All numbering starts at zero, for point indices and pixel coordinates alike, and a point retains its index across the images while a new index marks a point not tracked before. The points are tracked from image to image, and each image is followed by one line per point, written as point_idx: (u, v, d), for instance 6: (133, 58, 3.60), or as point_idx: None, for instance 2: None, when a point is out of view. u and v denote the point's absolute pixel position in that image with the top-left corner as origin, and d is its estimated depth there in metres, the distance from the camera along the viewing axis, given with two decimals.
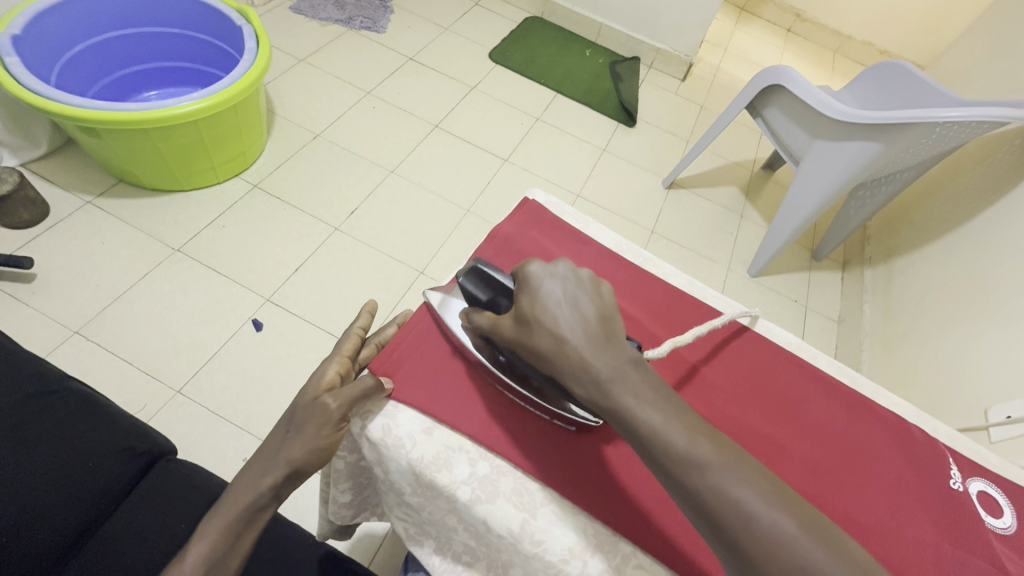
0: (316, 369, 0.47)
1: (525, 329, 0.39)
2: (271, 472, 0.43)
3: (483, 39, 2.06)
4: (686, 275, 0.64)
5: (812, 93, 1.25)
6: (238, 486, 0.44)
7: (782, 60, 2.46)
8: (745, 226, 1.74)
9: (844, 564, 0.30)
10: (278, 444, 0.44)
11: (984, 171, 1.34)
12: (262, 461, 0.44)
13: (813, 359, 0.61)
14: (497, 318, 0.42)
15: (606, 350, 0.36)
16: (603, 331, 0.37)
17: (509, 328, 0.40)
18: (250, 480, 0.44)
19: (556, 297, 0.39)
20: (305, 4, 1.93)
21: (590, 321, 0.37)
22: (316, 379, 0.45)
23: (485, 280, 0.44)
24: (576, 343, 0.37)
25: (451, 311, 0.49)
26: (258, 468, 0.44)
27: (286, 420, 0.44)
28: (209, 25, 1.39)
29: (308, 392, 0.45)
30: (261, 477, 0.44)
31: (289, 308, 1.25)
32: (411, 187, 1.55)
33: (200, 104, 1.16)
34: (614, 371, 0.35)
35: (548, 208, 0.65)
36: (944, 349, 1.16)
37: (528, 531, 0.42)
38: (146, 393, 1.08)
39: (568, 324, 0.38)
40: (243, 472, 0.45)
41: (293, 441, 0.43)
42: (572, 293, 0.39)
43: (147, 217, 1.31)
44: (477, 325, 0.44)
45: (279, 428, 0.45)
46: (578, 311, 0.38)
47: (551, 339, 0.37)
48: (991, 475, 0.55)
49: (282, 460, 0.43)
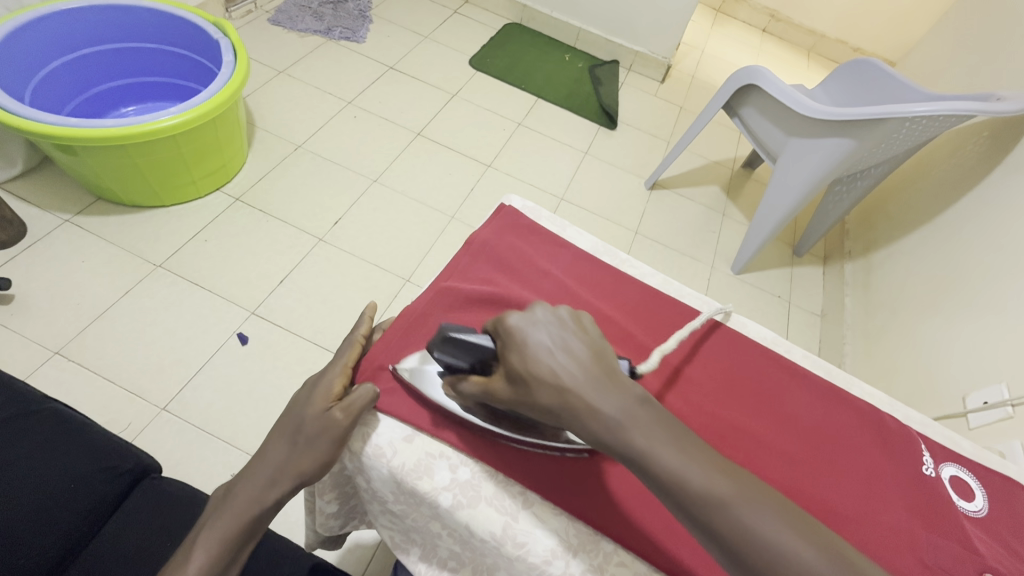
0: (319, 377, 0.47)
1: (521, 389, 0.37)
2: (274, 482, 0.43)
3: (463, 47, 2.07)
4: (662, 275, 0.65)
5: (785, 92, 1.27)
6: (234, 495, 0.43)
7: (758, 60, 2.50)
8: (727, 224, 1.77)
9: (810, 552, 0.31)
10: (279, 451, 0.43)
11: (953, 165, 1.38)
12: (259, 469, 0.43)
13: (787, 352, 0.62)
14: (489, 382, 0.40)
15: (613, 391, 0.35)
16: (601, 369, 0.36)
17: (505, 390, 0.39)
18: (248, 488, 0.43)
19: (544, 347, 0.37)
20: (283, 15, 1.93)
21: (587, 362, 0.37)
22: (320, 389, 0.45)
23: (460, 346, 0.42)
24: (578, 390, 0.35)
25: (428, 381, 0.46)
26: (255, 477, 0.43)
27: (288, 430, 0.44)
28: (187, 39, 1.39)
29: (314, 404, 0.44)
30: (261, 486, 0.43)
31: (275, 321, 1.24)
32: (395, 196, 1.55)
33: (178, 119, 1.16)
34: (625, 415, 0.34)
35: (525, 213, 0.66)
36: (922, 338, 1.19)
37: (510, 534, 0.42)
38: (130, 412, 1.07)
39: (567, 371, 0.36)
40: (238, 480, 0.44)
41: (299, 451, 0.43)
42: (560, 336, 0.38)
43: (129, 234, 1.30)
44: (467, 393, 0.42)
45: (276, 435, 0.44)
46: (571, 354, 0.37)
47: (552, 393, 0.36)
48: (963, 460, 0.56)
49: (287, 469, 0.43)
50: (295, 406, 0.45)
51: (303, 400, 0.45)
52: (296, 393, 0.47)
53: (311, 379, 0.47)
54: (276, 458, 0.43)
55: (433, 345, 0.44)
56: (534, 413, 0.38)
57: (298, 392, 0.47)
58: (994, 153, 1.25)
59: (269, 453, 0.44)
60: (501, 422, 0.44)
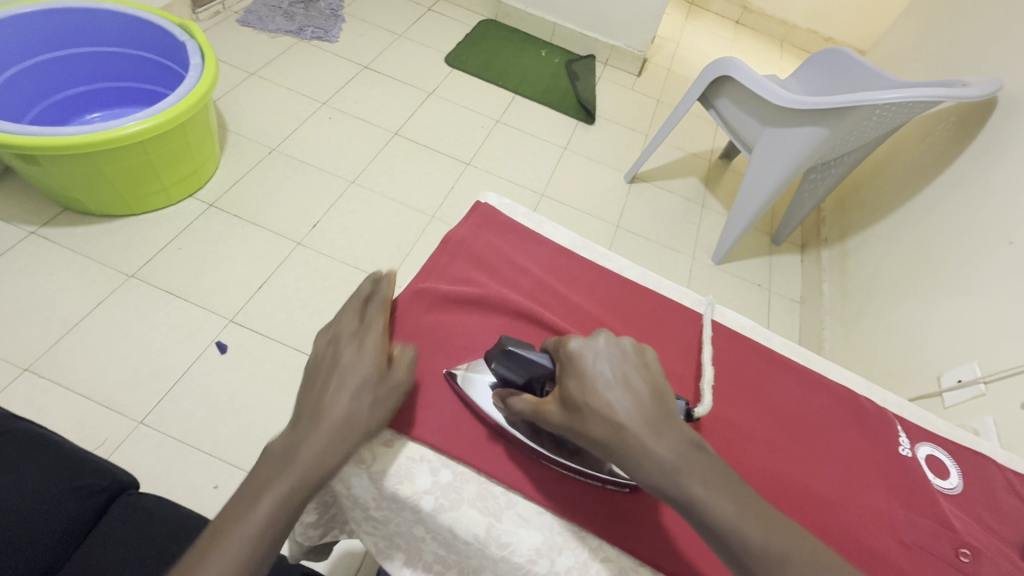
0: (368, 327, 0.45)
1: (574, 415, 0.37)
2: (268, 542, 0.35)
3: (438, 44, 2.05)
4: (641, 267, 0.65)
5: (758, 83, 1.29)
6: (276, 477, 0.37)
7: (732, 51, 2.53)
8: (707, 215, 1.78)
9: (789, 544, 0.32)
10: (274, 500, 0.36)
11: (922, 151, 1.41)
12: (317, 434, 0.39)
13: (766, 340, 0.63)
14: (540, 403, 0.40)
15: (671, 435, 0.35)
16: (659, 410, 0.36)
17: (556, 414, 0.39)
18: (219, 565, 0.33)
19: (605, 377, 0.38)
20: (252, 16, 1.89)
21: (645, 402, 0.37)
22: (375, 343, 0.44)
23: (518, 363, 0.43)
24: (635, 429, 0.35)
25: (479, 390, 0.46)
26: (233, 545, 0.34)
27: (354, 382, 0.42)
28: (153, 43, 1.35)
29: (373, 362, 0.43)
30: (319, 459, 0.38)
31: (254, 328, 1.22)
32: (374, 197, 1.53)
33: (146, 124, 1.12)
34: (680, 457, 0.34)
35: (501, 210, 0.65)
36: (898, 321, 1.21)
37: (494, 535, 0.42)
38: (106, 427, 1.04)
39: (624, 409, 0.36)
40: (196, 559, 0.34)
41: (371, 406, 0.42)
42: (621, 370, 0.38)
43: (98, 245, 1.26)
44: (516, 411, 0.42)
45: (275, 474, 0.37)
46: (631, 391, 0.37)
47: (607, 427, 0.36)
48: (937, 439, 0.57)
49: (355, 428, 0.40)
50: (349, 365, 0.42)
51: (354, 359, 0.43)
52: (336, 345, 0.43)
53: (345, 330, 0.44)
54: (339, 416, 0.40)
55: (491, 356, 0.44)
56: (582, 443, 0.37)
57: (337, 345, 0.43)
58: (961, 139, 1.28)
59: (286, 466, 0.37)
60: (543, 441, 0.44)
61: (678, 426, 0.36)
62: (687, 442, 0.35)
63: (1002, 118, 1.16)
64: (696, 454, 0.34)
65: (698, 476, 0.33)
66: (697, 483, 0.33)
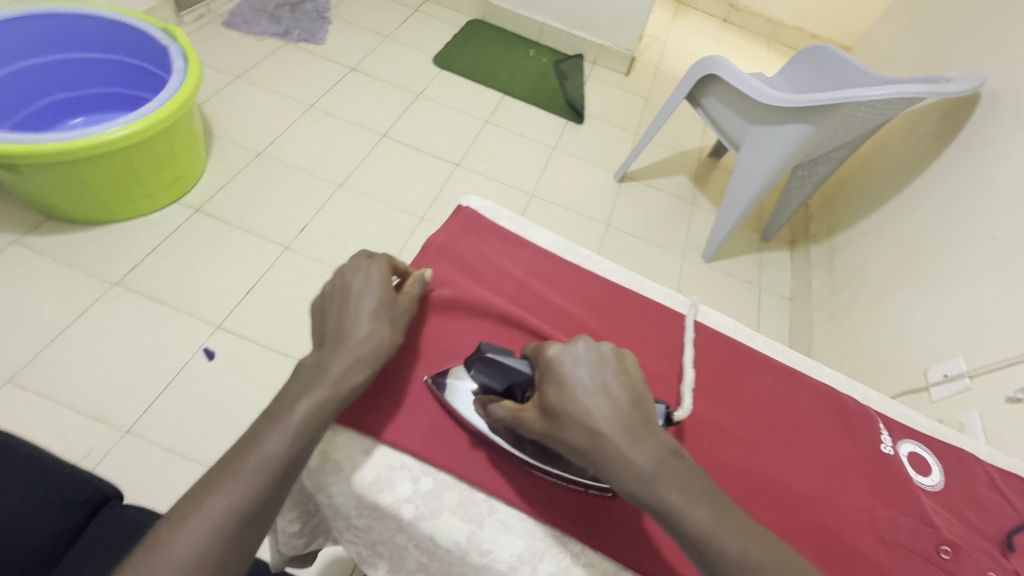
0: (370, 262, 0.50)
1: (553, 423, 0.37)
2: (281, 471, 0.39)
3: (426, 46, 2.04)
4: (624, 270, 0.65)
5: (744, 80, 1.29)
6: (308, 389, 0.42)
7: (719, 49, 2.54)
8: (696, 213, 1.79)
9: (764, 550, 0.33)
10: (289, 430, 0.40)
11: (907, 148, 1.42)
12: (342, 350, 0.45)
13: (750, 340, 0.63)
14: (521, 409, 0.40)
15: (649, 442, 0.35)
16: (638, 417, 0.36)
17: (535, 421, 0.38)
18: (239, 483, 0.38)
19: (584, 384, 0.37)
20: (237, 18, 1.87)
21: (624, 409, 0.36)
22: (379, 274, 0.50)
23: (498, 370, 0.43)
24: (612, 437, 0.35)
25: (461, 398, 0.46)
26: (250, 467, 0.38)
27: (367, 308, 0.47)
28: (135, 47, 1.33)
29: (381, 290, 0.49)
30: (343, 375, 0.44)
31: (242, 334, 1.21)
32: (362, 200, 1.52)
33: (128, 129, 1.11)
34: (658, 465, 0.34)
35: (483, 214, 0.65)
36: (885, 316, 1.22)
37: (475, 542, 0.41)
38: (92, 437, 1.02)
39: (602, 415, 0.36)
40: (217, 478, 0.38)
41: (387, 325, 0.48)
42: (600, 376, 0.38)
43: (81, 253, 1.24)
44: (497, 417, 0.41)
45: (289, 407, 0.41)
46: (610, 398, 0.37)
47: (586, 435, 0.36)
48: (920, 436, 0.58)
49: (374, 346, 0.46)
50: (359, 293, 0.48)
51: (362, 289, 0.48)
52: (344, 279, 0.49)
53: (350, 267, 0.50)
54: (360, 335, 0.46)
55: (471, 364, 0.45)
56: (561, 451, 0.37)
57: (345, 280, 0.49)
58: (945, 134, 1.29)
59: (307, 391, 0.42)
60: (525, 446, 0.43)
61: (657, 433, 0.36)
62: (665, 449, 0.35)
63: (984, 113, 1.17)
64: (674, 461, 0.35)
65: (676, 485, 0.34)
66: (674, 493, 0.34)
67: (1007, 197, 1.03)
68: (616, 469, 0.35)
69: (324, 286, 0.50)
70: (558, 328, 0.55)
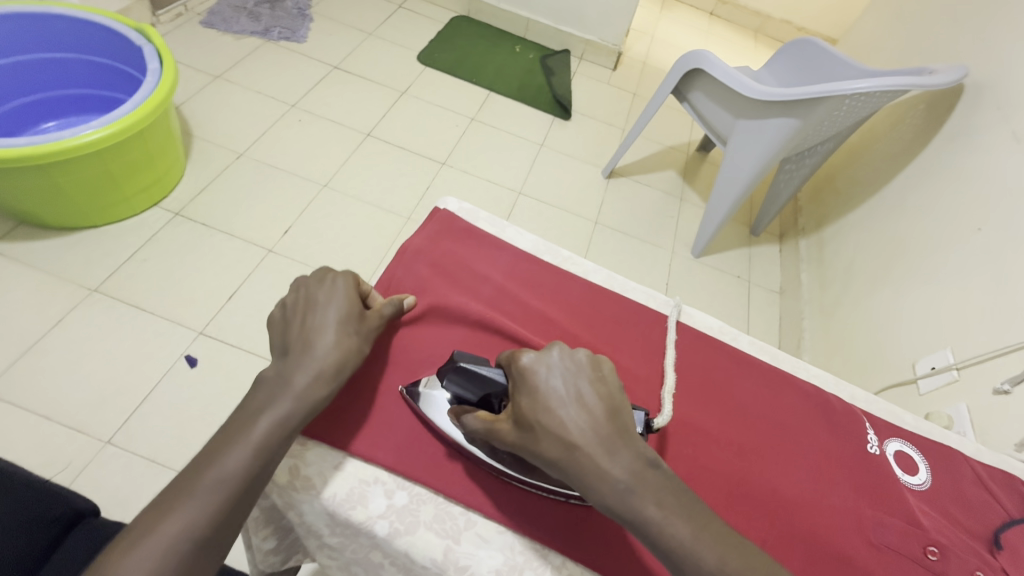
0: (335, 275, 0.53)
1: (528, 434, 0.39)
2: (239, 488, 0.40)
3: (410, 43, 2.01)
4: (606, 271, 0.70)
5: (729, 74, 1.28)
6: (269, 404, 0.44)
7: (706, 43, 2.53)
8: (685, 209, 1.78)
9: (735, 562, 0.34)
10: (249, 444, 0.41)
11: (894, 138, 1.42)
12: (308, 360, 0.47)
13: (734, 340, 0.66)
14: (494, 422, 0.42)
15: (624, 454, 0.37)
16: (612, 428, 0.38)
17: (510, 432, 0.41)
18: (195, 502, 0.38)
19: (559, 395, 0.40)
20: (215, 17, 1.83)
21: (599, 419, 0.39)
22: (345, 287, 0.52)
23: (472, 380, 0.45)
24: (587, 448, 0.37)
25: (436, 407, 0.49)
26: (207, 486, 0.39)
27: (333, 319, 0.50)
28: (107, 47, 1.30)
29: (348, 302, 0.51)
30: (303, 390, 0.45)
31: (225, 340, 1.18)
32: (346, 201, 1.50)
33: (102, 132, 1.08)
34: (633, 477, 0.36)
35: (460, 216, 0.70)
36: (874, 310, 1.22)
37: (452, 558, 0.44)
38: (70, 450, 1.00)
39: (576, 426, 0.38)
40: (173, 497, 0.38)
41: (354, 336, 0.50)
42: (575, 386, 0.40)
43: (57, 260, 1.21)
44: (471, 428, 0.44)
45: (250, 423, 0.42)
46: (584, 409, 0.39)
47: (560, 446, 0.38)
48: (905, 434, 0.61)
49: (340, 357, 0.48)
50: (325, 306, 0.50)
51: (325, 301, 0.51)
52: (308, 291, 0.51)
53: (314, 280, 0.53)
54: (326, 346, 0.48)
55: (444, 376, 0.47)
56: (536, 462, 0.39)
57: (311, 292, 0.51)
58: (931, 124, 1.28)
59: (271, 402, 0.44)
60: (501, 458, 0.46)
61: (632, 445, 0.38)
62: (640, 461, 0.37)
63: (967, 105, 1.18)
64: (650, 473, 0.37)
65: (652, 498, 0.36)
66: (650, 506, 0.35)
67: (990, 189, 1.03)
68: (594, 480, 0.37)
69: (286, 298, 0.52)
70: (537, 332, 0.58)
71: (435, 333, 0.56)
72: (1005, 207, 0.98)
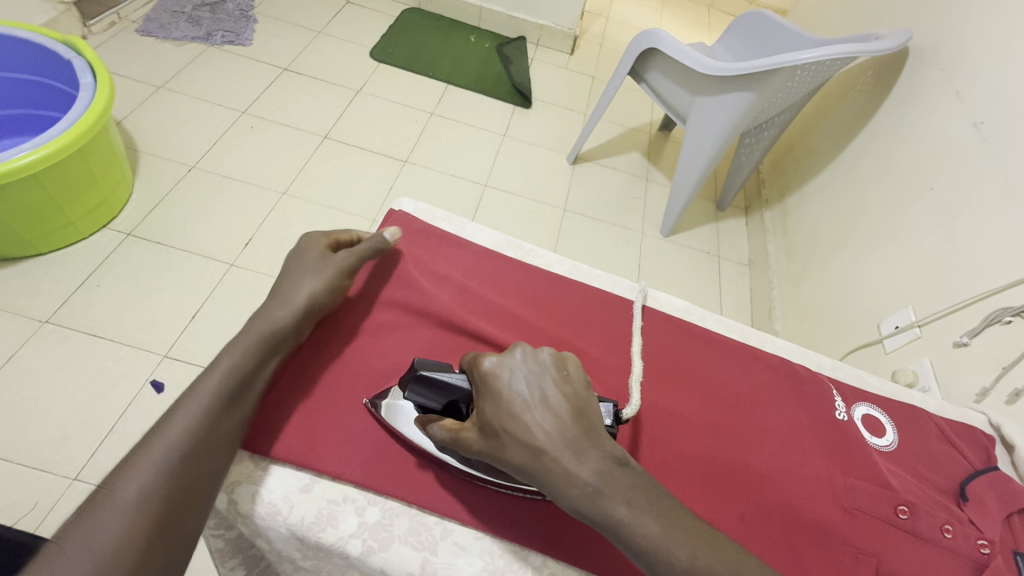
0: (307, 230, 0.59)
1: (494, 441, 0.40)
2: (176, 488, 0.40)
3: (362, 39, 1.96)
4: (569, 260, 0.70)
5: (682, 51, 1.28)
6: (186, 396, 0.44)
7: (661, 21, 2.53)
8: (652, 188, 1.79)
9: (708, 554, 0.35)
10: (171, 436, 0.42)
11: (846, 106, 1.44)
12: (274, 304, 0.52)
13: (702, 319, 0.68)
14: (459, 432, 0.42)
15: (592, 456, 0.38)
16: (579, 429, 0.39)
17: (476, 441, 0.41)
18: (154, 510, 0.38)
19: (524, 399, 0.40)
20: (153, 24, 1.74)
21: (566, 420, 0.39)
22: (315, 234, 0.58)
23: (435, 387, 0.45)
24: (553, 452, 0.38)
25: (403, 417, 0.50)
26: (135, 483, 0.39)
27: (301, 264, 0.55)
28: (34, 63, 1.22)
29: (315, 246, 0.56)
30: (223, 385, 0.46)
31: (191, 361, 1.14)
32: (307, 207, 1.45)
33: (36, 155, 1.02)
34: (602, 479, 0.37)
35: (417, 216, 0.70)
36: (839, 274, 1.24)
37: (430, 570, 0.45)
38: (37, 489, 0.95)
39: (542, 429, 0.39)
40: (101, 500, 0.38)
41: (319, 272, 0.55)
42: (538, 387, 0.41)
43: (3, 293, 1.14)
44: (438, 437, 0.44)
45: (166, 418, 0.43)
46: (549, 410, 0.40)
47: (527, 452, 0.38)
48: (873, 399, 0.65)
49: (304, 294, 0.53)
50: (296, 252, 0.56)
51: (297, 251, 0.56)
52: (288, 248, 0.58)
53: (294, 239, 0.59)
54: (289, 289, 0.53)
55: (407, 384, 0.47)
56: (504, 468, 0.40)
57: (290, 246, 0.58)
58: (881, 88, 1.31)
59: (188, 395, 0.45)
60: (475, 465, 0.47)
61: (599, 444, 0.38)
62: (608, 461, 0.38)
63: (912, 70, 1.20)
64: (618, 472, 0.37)
65: (622, 499, 0.36)
66: (621, 506, 0.36)
67: (936, 147, 1.06)
68: (562, 482, 0.37)
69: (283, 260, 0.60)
70: (504, 328, 0.59)
71: (400, 340, 0.57)
72: (952, 164, 1.01)
